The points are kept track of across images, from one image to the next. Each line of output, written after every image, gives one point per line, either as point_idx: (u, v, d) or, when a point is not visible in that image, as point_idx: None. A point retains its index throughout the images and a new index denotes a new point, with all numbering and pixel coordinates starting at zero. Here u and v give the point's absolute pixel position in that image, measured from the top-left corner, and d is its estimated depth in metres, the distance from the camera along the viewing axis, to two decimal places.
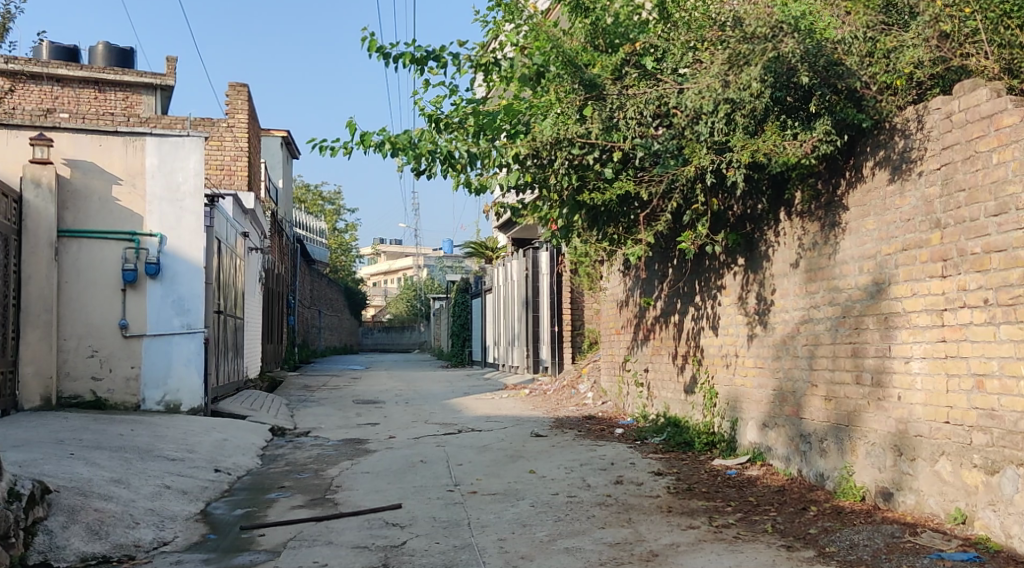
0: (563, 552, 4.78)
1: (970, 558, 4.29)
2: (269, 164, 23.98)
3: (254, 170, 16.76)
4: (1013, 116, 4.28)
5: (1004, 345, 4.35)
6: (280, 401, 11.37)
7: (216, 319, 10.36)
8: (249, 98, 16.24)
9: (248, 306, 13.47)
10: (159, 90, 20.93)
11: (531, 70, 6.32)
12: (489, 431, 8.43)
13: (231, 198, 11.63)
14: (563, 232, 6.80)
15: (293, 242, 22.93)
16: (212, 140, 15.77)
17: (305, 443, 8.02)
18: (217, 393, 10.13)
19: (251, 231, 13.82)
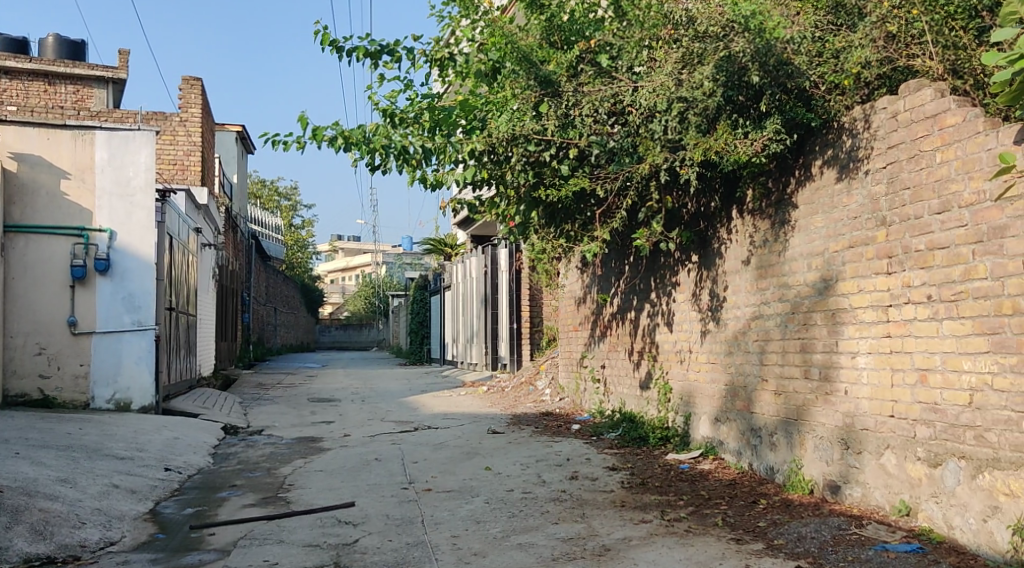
0: (515, 548, 4.80)
1: (914, 550, 4.43)
2: (223, 159, 23.71)
3: (208, 166, 16.52)
4: (956, 116, 4.42)
5: (946, 341, 4.49)
6: (235, 400, 11.18)
7: (168, 316, 10.18)
8: (203, 92, 16.00)
9: (201, 304, 13.24)
10: (110, 83, 20.55)
11: (486, 66, 6.41)
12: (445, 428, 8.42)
13: (182, 193, 11.41)
14: (520, 230, 6.81)
15: (248, 239, 22.61)
16: (165, 135, 15.53)
17: (258, 442, 7.94)
18: (168, 392, 9.93)
19: (204, 227, 13.60)
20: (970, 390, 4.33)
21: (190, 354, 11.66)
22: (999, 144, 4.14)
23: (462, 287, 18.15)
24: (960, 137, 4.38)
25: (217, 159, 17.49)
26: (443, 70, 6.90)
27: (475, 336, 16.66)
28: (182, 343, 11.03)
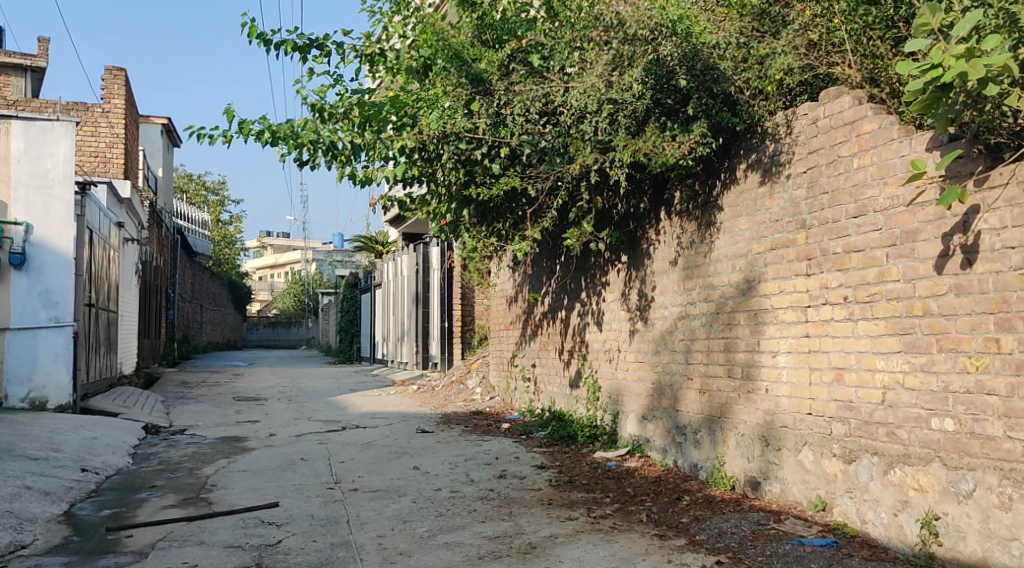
0: (441, 547, 4.79)
1: (828, 543, 4.62)
2: (148, 153, 23.14)
3: (132, 159, 16.07)
4: (872, 123, 4.67)
5: (861, 341, 4.75)
6: (157, 399, 10.89)
7: (87, 311, 9.89)
8: (127, 83, 15.55)
9: (123, 300, 12.89)
10: (29, 71, 19.85)
11: (418, 63, 6.44)
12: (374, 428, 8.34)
13: (103, 184, 11.05)
14: (452, 227, 6.76)
15: (173, 233, 22.02)
16: (86, 126, 15.04)
17: (180, 441, 7.75)
18: (86, 391, 9.63)
19: (127, 221, 13.26)
20: (883, 387, 4.60)
21: (110, 352, 11.30)
22: (912, 150, 4.43)
23: (393, 284, 18.04)
24: (876, 143, 4.62)
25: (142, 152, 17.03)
26: (373, 65, 6.78)
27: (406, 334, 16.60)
28: (103, 340, 10.68)
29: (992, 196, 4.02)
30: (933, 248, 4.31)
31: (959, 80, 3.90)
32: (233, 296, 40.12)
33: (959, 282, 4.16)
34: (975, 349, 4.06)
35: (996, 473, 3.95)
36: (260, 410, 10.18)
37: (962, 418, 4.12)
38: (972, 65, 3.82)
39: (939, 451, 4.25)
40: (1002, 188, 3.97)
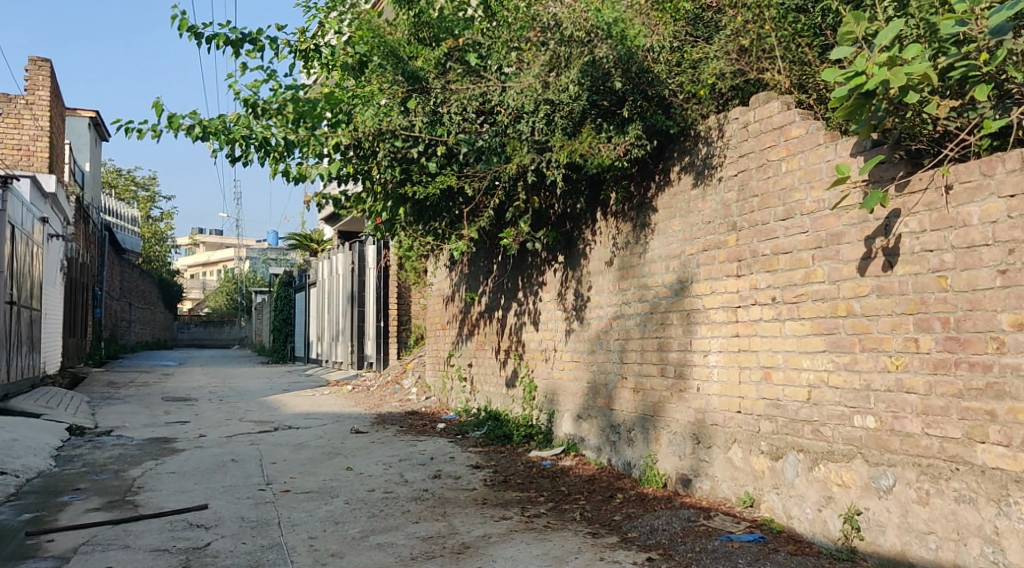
0: (374, 547, 4.76)
1: (755, 539, 4.73)
2: (75, 147, 22.47)
3: (56, 152, 15.54)
4: (800, 128, 4.79)
5: (788, 340, 4.88)
6: (82, 400, 10.56)
7: (7, 309, 9.51)
8: (52, 74, 15.03)
9: (47, 298, 12.47)
10: None
11: (353, 60, 6.34)
12: (307, 428, 8.24)
13: (27, 179, 10.71)
14: (388, 226, 6.67)
15: (100, 229, 21.32)
16: (8, 118, 14.50)
17: (106, 443, 7.54)
18: (6, 392, 9.26)
19: (51, 217, 12.80)
20: (808, 386, 4.72)
21: (32, 351, 10.92)
22: (837, 155, 4.56)
23: (328, 283, 17.86)
24: (803, 148, 4.75)
25: (67, 146, 16.49)
26: (307, 61, 6.74)
27: (341, 334, 16.47)
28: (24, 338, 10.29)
29: (911, 200, 4.16)
30: (857, 250, 4.44)
31: (881, 88, 4.07)
32: (167, 295, 39.20)
33: (881, 283, 4.30)
34: (896, 349, 4.20)
35: (915, 469, 4.09)
36: (190, 411, 9.96)
37: (883, 415, 4.26)
38: (893, 73, 3.97)
39: (861, 448, 4.38)
40: (921, 193, 4.11)
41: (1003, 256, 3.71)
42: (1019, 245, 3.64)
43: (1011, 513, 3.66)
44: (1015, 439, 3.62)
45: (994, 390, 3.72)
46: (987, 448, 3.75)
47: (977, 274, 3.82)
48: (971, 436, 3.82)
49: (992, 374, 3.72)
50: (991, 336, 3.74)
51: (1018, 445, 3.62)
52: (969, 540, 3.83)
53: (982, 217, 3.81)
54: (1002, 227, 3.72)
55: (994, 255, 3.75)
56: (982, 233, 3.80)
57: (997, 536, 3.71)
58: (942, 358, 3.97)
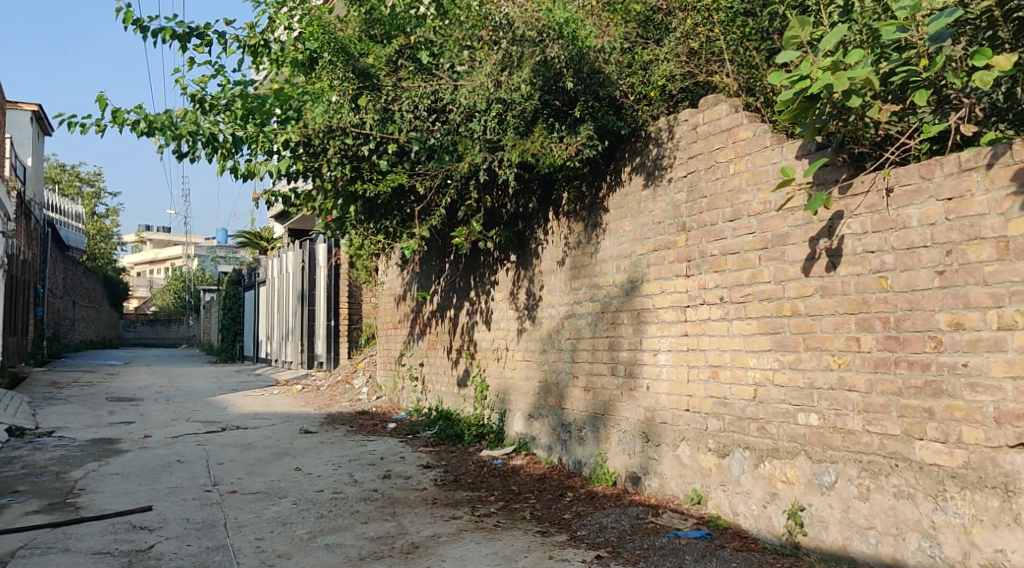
0: (322, 548, 4.72)
1: (702, 535, 4.79)
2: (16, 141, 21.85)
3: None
4: (747, 131, 4.86)
5: (735, 339, 4.94)
6: (21, 400, 10.27)
7: None
8: None
9: None
10: None
11: (303, 56, 6.32)
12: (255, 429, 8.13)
13: None
14: (338, 224, 6.59)
15: (42, 226, 20.76)
16: None
17: (46, 444, 7.35)
18: None
19: None
20: (754, 384, 4.79)
21: None
22: (783, 158, 4.64)
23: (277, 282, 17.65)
24: (750, 150, 4.82)
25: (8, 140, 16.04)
26: (256, 57, 6.64)
27: (291, 334, 16.30)
28: None
29: (854, 202, 4.25)
30: (802, 251, 4.52)
31: (825, 92, 4.11)
32: (112, 292, 38.36)
33: (824, 284, 4.39)
34: (838, 348, 4.29)
35: (856, 465, 4.18)
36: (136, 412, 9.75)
37: (826, 413, 4.34)
38: (837, 77, 4.01)
39: (805, 445, 4.46)
40: (864, 195, 4.20)
41: (941, 258, 3.80)
42: (956, 247, 3.74)
43: (947, 507, 3.75)
44: (951, 435, 3.73)
45: (931, 388, 3.82)
46: (925, 444, 3.85)
47: (915, 275, 3.91)
48: (910, 433, 3.91)
49: (930, 373, 3.82)
50: (929, 336, 3.84)
51: (954, 441, 3.72)
52: (907, 534, 3.92)
53: (920, 219, 3.91)
54: (940, 229, 3.81)
55: (931, 256, 3.84)
56: (921, 235, 3.90)
57: (933, 531, 3.81)
58: (882, 357, 4.06)
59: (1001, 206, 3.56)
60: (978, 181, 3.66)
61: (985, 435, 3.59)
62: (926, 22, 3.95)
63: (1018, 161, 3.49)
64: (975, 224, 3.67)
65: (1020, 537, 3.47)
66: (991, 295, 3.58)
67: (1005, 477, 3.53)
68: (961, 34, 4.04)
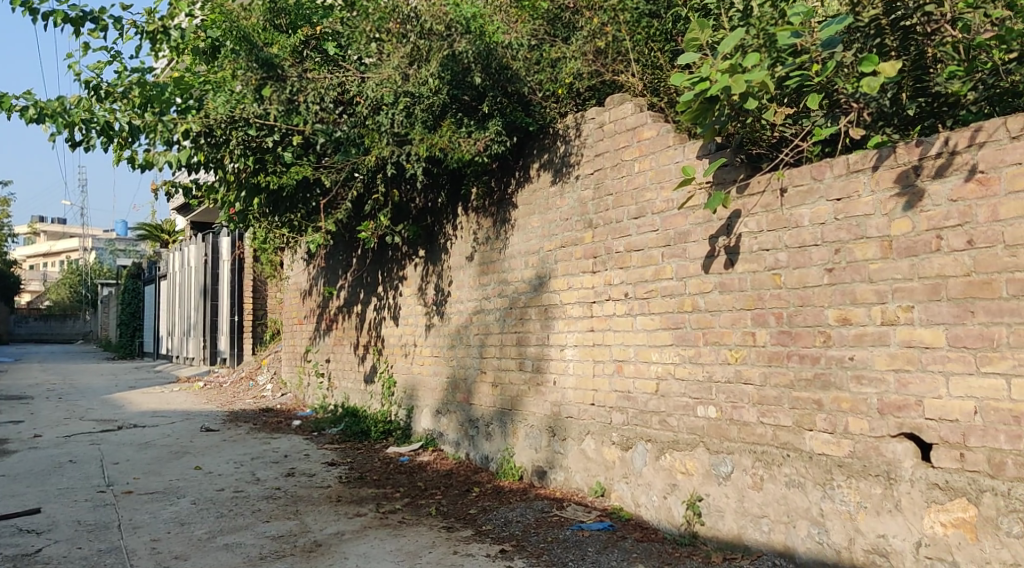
0: (221, 548, 4.61)
1: (604, 527, 4.87)
2: None
3: None
4: (651, 130, 4.96)
5: (639, 334, 5.04)
6: None
7: None
8: None
9: None
10: None
11: (205, 44, 6.31)
12: (154, 427, 7.89)
13: None
14: (241, 217, 6.69)
15: None
16: None
17: None
18: None
19: None
20: (657, 378, 4.90)
21: None
22: (685, 158, 4.75)
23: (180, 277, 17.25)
24: (654, 149, 4.92)
25: None
26: (155, 43, 6.28)
27: (193, 330, 15.98)
28: None
29: (751, 202, 4.38)
30: (702, 249, 4.64)
31: (724, 93, 4.14)
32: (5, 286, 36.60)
33: (723, 280, 4.51)
34: (735, 342, 4.42)
35: (750, 456, 4.32)
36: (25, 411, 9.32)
37: (723, 406, 4.47)
38: (735, 80, 4.05)
39: (703, 437, 4.59)
40: (760, 195, 4.34)
41: (830, 256, 3.96)
42: (844, 245, 3.90)
43: (835, 495, 3.90)
44: (839, 426, 3.88)
45: (821, 380, 3.97)
46: (814, 435, 4.00)
47: (807, 272, 4.06)
48: (800, 424, 4.06)
49: (820, 365, 3.97)
50: (819, 330, 3.99)
51: (841, 432, 3.88)
52: (798, 522, 4.07)
53: (812, 219, 4.06)
54: (830, 229, 3.96)
55: (822, 254, 3.99)
56: (812, 234, 4.04)
57: (821, 518, 3.96)
58: (775, 351, 4.20)
59: (885, 206, 3.72)
60: (865, 183, 3.82)
61: (869, 426, 3.76)
62: (819, 28, 4.15)
63: (901, 164, 3.66)
64: (861, 224, 3.82)
65: (901, 522, 3.63)
66: (875, 291, 3.74)
67: (888, 465, 3.69)
68: (853, 40, 4.13)
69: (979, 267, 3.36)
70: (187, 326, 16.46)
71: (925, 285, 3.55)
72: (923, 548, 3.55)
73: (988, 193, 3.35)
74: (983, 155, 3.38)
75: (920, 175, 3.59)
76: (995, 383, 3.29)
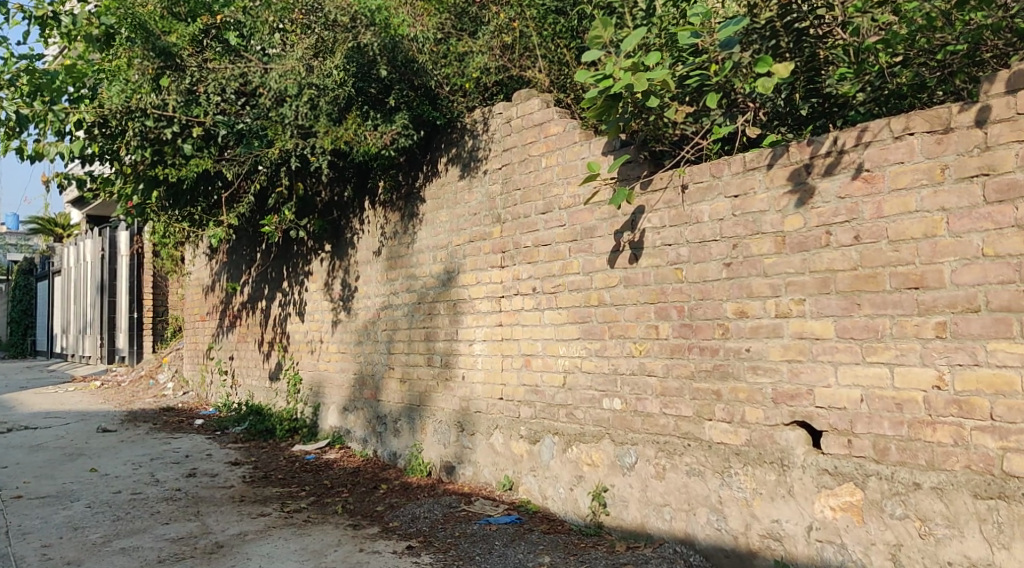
0: (117, 553, 4.46)
1: (511, 520, 4.91)
2: None
3: None
4: (558, 127, 5.00)
5: (546, 328, 5.09)
6: None
7: None
8: None
9: None
10: None
11: (98, 31, 6.01)
12: (47, 429, 7.59)
13: None
14: (139, 211, 6.43)
15: None
16: None
17: None
18: None
19: None
20: (563, 371, 4.96)
21: None
22: (590, 153, 4.81)
23: (75, 273, 16.66)
24: (561, 145, 4.96)
25: None
26: (44, 29, 6.15)
27: (89, 327, 15.47)
28: None
29: (654, 198, 4.48)
30: (607, 244, 4.71)
31: (627, 91, 4.20)
32: None
33: (628, 275, 4.59)
34: (639, 335, 4.51)
35: (653, 446, 4.42)
36: None
37: (628, 398, 4.56)
38: (637, 78, 4.14)
39: (609, 429, 4.67)
40: (662, 191, 4.43)
41: (728, 251, 4.07)
42: (741, 240, 4.01)
43: (732, 482, 4.02)
44: (736, 416, 4.00)
45: (720, 371, 4.09)
46: (713, 424, 4.12)
47: (706, 267, 4.17)
48: (700, 414, 4.18)
49: (718, 357, 4.09)
50: (718, 323, 4.10)
51: (738, 421, 4.00)
52: (697, 510, 4.18)
53: (711, 215, 4.17)
54: (728, 224, 4.07)
55: (720, 249, 4.11)
56: (711, 229, 4.15)
57: (720, 505, 4.07)
58: (677, 344, 4.30)
59: (779, 203, 3.84)
60: (760, 180, 3.94)
61: (764, 415, 3.88)
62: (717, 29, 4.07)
63: (794, 162, 3.79)
64: (757, 220, 3.94)
65: (794, 507, 3.74)
66: (770, 285, 3.86)
67: (781, 452, 3.80)
68: (750, 43, 4.03)
69: (865, 261, 3.48)
70: (83, 324, 15.86)
71: (816, 279, 3.68)
72: (814, 532, 3.65)
73: (873, 191, 3.47)
74: (869, 154, 3.49)
75: (812, 173, 3.71)
76: (879, 372, 3.42)
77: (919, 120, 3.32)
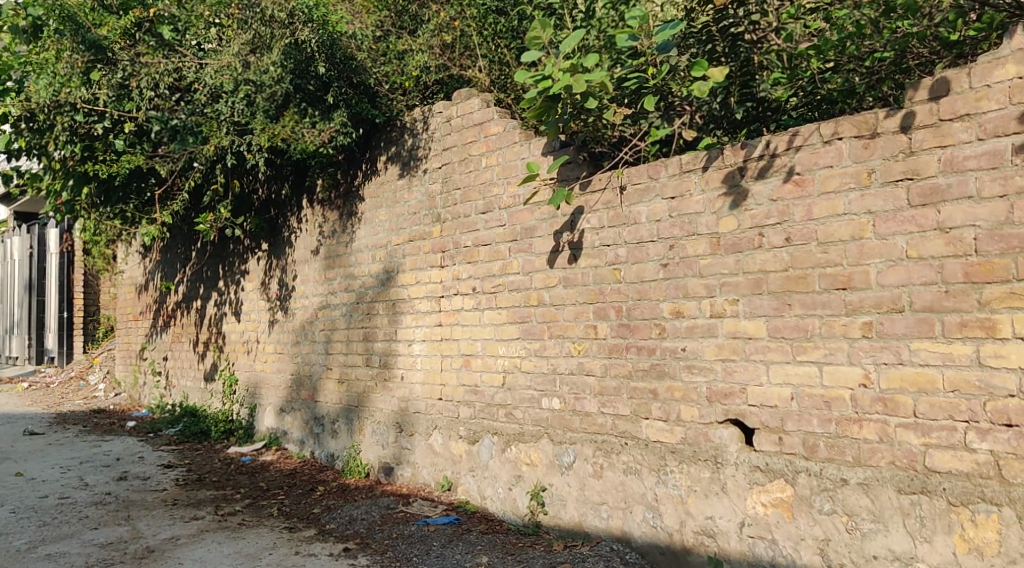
0: (42, 559, 4.34)
1: (450, 521, 4.90)
2: None
3: None
4: (498, 126, 5.00)
5: (486, 328, 5.09)
6: None
7: None
8: None
9: None
10: None
11: (25, 22, 5.85)
12: None
13: None
14: (68, 209, 6.31)
15: None
16: None
17: None
18: None
19: None
20: (504, 371, 4.97)
21: None
22: (530, 153, 4.82)
23: None
24: (501, 145, 4.96)
25: None
26: None
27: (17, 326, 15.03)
28: None
29: (593, 198, 4.51)
30: (547, 244, 4.73)
31: (566, 92, 4.20)
32: None
33: (567, 275, 4.62)
34: (578, 335, 4.54)
35: (591, 445, 4.46)
36: None
37: (566, 397, 4.59)
38: (576, 79, 4.13)
39: (548, 428, 4.70)
40: (601, 192, 4.46)
41: (664, 251, 4.12)
42: (677, 241, 4.06)
43: (668, 480, 4.06)
44: (672, 414, 4.06)
45: (656, 370, 4.13)
46: (649, 423, 4.17)
47: (643, 268, 4.21)
48: (637, 413, 4.22)
49: (655, 357, 4.14)
50: (655, 323, 4.15)
51: (674, 419, 4.05)
52: (634, 507, 4.22)
53: (648, 216, 4.21)
54: (665, 225, 4.12)
55: (657, 250, 4.15)
56: (648, 230, 4.19)
57: (655, 503, 4.11)
58: (615, 343, 4.34)
59: (714, 205, 3.90)
60: (695, 182, 3.99)
61: (699, 413, 3.93)
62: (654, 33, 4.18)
63: (728, 165, 3.85)
64: (693, 221, 3.99)
65: (727, 504, 3.80)
66: (705, 286, 3.92)
67: (715, 450, 3.87)
68: (688, 46, 4.18)
69: (796, 262, 3.55)
70: (11, 324, 15.37)
71: (749, 279, 3.74)
72: (746, 528, 3.71)
73: (804, 193, 3.54)
74: (800, 157, 3.56)
75: (745, 176, 3.78)
76: (808, 370, 3.50)
77: (847, 125, 3.40)
